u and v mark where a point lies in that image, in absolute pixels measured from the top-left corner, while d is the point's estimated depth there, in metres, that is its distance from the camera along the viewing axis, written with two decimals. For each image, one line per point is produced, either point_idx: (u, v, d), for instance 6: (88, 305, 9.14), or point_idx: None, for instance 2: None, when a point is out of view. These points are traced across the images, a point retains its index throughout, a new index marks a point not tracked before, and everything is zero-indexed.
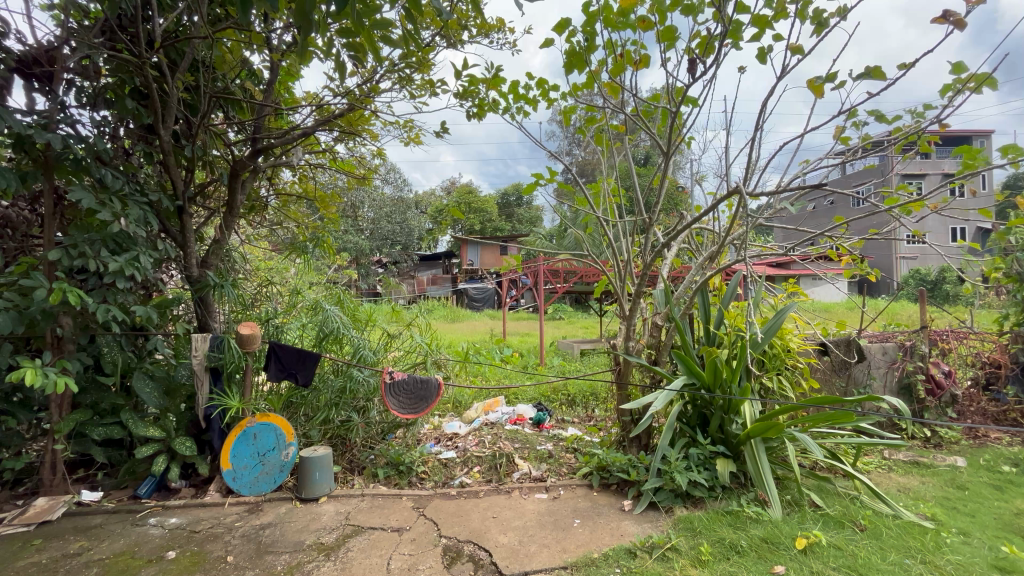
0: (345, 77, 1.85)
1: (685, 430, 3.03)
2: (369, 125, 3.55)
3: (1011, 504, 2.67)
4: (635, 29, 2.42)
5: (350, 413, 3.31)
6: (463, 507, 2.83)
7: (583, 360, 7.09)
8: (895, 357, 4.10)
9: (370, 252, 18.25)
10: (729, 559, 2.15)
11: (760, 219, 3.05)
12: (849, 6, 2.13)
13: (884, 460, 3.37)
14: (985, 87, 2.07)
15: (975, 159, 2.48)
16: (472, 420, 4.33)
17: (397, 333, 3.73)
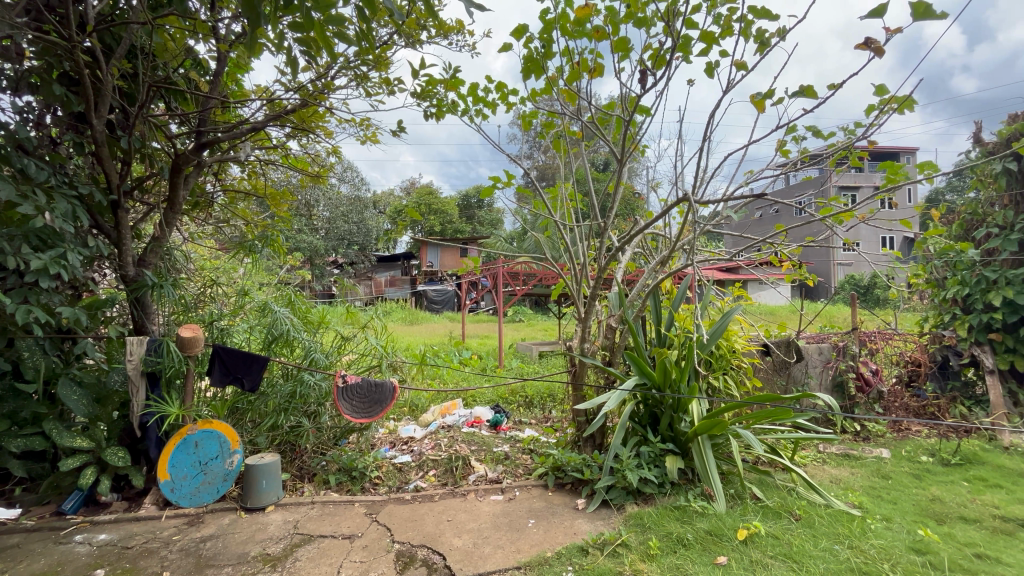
0: (296, 72, 1.80)
1: (637, 429, 3.13)
2: (324, 122, 3.45)
3: (927, 491, 2.91)
4: (591, 38, 2.47)
5: (300, 418, 3.20)
6: (418, 511, 2.80)
7: (541, 361, 7.17)
8: (830, 356, 4.39)
9: (325, 252, 17.74)
10: (676, 552, 2.23)
11: (709, 226, 3.19)
12: (788, 27, 2.27)
13: (819, 454, 3.60)
14: (905, 109, 2.25)
15: (897, 175, 2.70)
16: (429, 424, 4.29)
17: (351, 335, 3.61)
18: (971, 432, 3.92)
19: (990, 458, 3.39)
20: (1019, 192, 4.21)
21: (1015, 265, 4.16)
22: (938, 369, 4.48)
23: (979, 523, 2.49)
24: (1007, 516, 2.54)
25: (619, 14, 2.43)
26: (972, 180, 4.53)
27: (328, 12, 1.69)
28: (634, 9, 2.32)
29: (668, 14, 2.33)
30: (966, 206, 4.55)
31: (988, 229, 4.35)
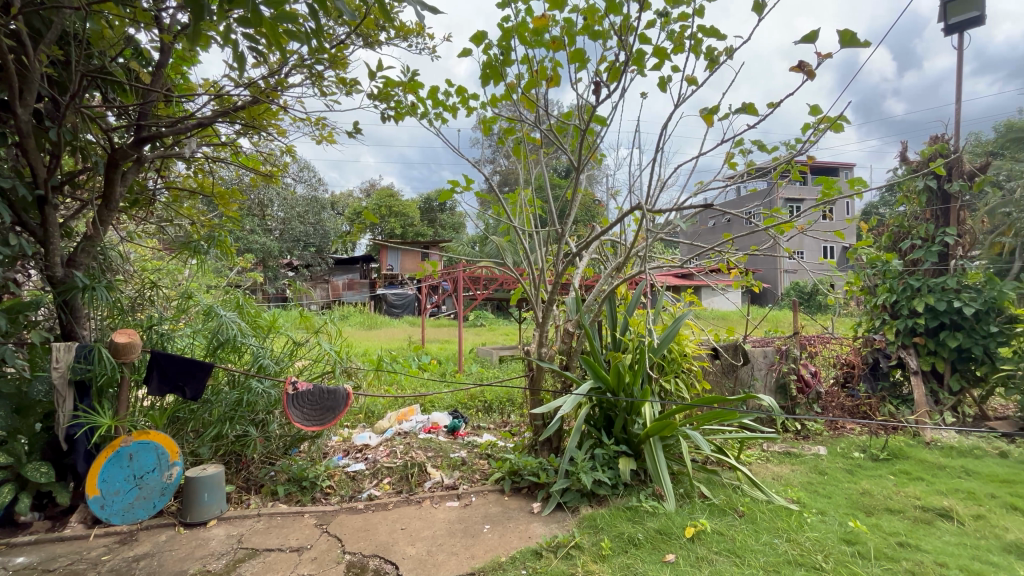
0: (243, 69, 1.72)
1: (592, 432, 3.18)
2: (276, 120, 3.29)
3: (858, 485, 3.11)
4: (549, 48, 2.52)
5: (247, 427, 3.06)
6: (371, 520, 2.74)
7: (501, 366, 7.18)
8: (773, 359, 4.63)
9: (279, 254, 17.12)
10: (627, 552, 2.28)
11: (662, 234, 3.30)
12: (734, 47, 2.40)
13: (763, 452, 3.78)
14: (836, 128, 2.42)
15: (832, 189, 2.90)
16: (385, 430, 4.22)
17: (303, 340, 3.49)
18: (898, 429, 4.22)
19: (913, 453, 3.66)
20: (939, 208, 4.59)
21: (936, 274, 4.54)
22: (870, 370, 4.80)
23: (902, 513, 2.68)
24: (927, 506, 2.75)
25: (576, 26, 2.49)
26: (900, 196, 4.90)
27: (280, 8, 1.63)
28: (591, 22, 2.38)
29: (623, 28, 2.40)
30: (895, 219, 4.91)
31: (913, 241, 4.71)
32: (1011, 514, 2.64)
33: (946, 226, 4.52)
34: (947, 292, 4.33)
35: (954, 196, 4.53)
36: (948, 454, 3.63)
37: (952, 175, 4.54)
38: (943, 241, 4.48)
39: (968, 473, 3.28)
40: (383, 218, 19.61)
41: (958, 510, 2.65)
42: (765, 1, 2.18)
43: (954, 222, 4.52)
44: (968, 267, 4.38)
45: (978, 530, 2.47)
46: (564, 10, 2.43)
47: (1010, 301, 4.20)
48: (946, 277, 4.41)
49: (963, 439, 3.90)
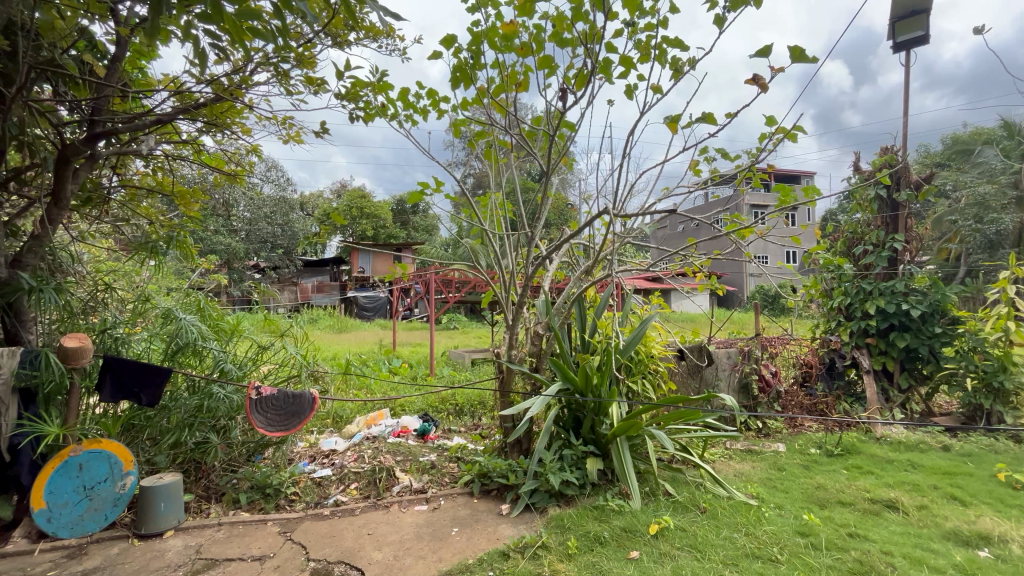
0: (206, 67, 1.63)
1: (561, 433, 3.23)
2: (241, 118, 3.15)
3: (813, 479, 3.25)
4: (518, 54, 2.55)
5: (208, 434, 2.96)
6: (336, 527, 2.70)
7: (472, 369, 7.18)
8: (737, 360, 4.78)
9: (245, 255, 16.64)
10: (592, 550, 2.32)
11: (629, 238, 3.38)
12: (698, 58, 2.49)
13: (726, 450, 3.90)
14: (791, 138, 2.54)
15: (788, 197, 3.03)
16: (353, 435, 4.16)
17: (268, 344, 3.40)
18: (851, 425, 4.42)
19: (865, 448, 3.85)
20: (889, 215, 4.84)
21: (886, 278, 4.79)
22: (827, 369, 5.01)
23: (853, 505, 2.82)
24: (875, 498, 2.89)
25: (545, 33, 2.53)
26: (854, 203, 5.15)
27: (244, 5, 1.60)
28: (559, 29, 2.42)
29: (591, 36, 2.45)
30: (849, 226, 5.16)
31: (865, 247, 4.96)
32: (951, 504, 2.81)
33: (894, 233, 4.78)
34: (896, 295, 4.58)
35: (902, 205, 4.79)
36: (896, 449, 3.84)
37: (900, 184, 4.80)
38: (892, 247, 4.74)
39: (913, 466, 3.47)
40: (354, 220, 19.30)
41: (904, 501, 2.80)
42: (725, 15, 2.28)
43: (902, 228, 4.78)
44: (914, 271, 4.64)
45: (921, 520, 2.62)
46: (533, 17, 2.47)
47: (952, 303, 4.47)
48: (895, 281, 4.66)
49: (910, 434, 4.13)
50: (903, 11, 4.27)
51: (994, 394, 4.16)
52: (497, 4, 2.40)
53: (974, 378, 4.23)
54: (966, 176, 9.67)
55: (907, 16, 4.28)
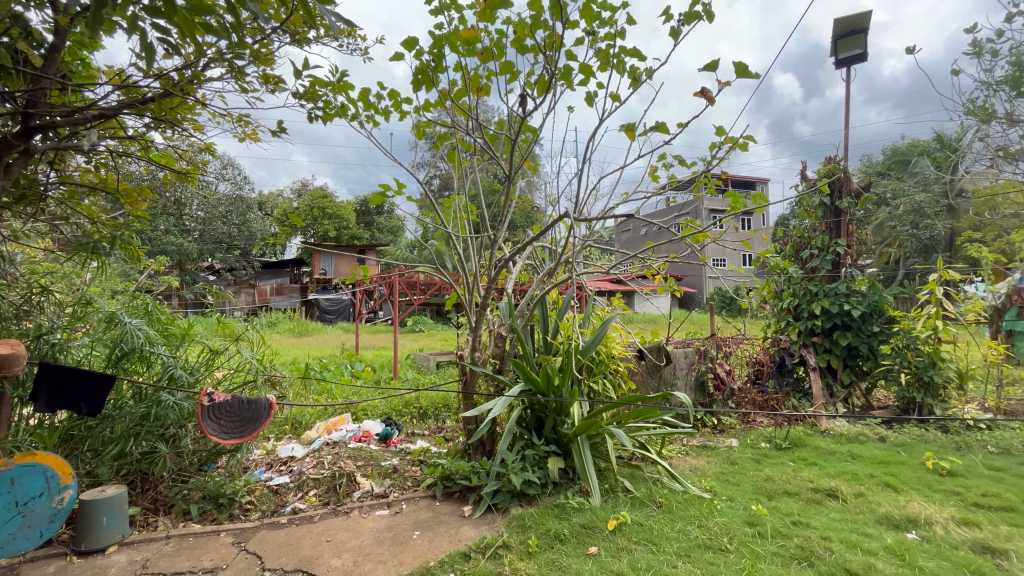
0: (153, 65, 1.49)
1: (523, 434, 3.26)
2: (192, 114, 2.96)
3: (762, 472, 3.42)
4: (479, 58, 2.58)
5: (155, 443, 2.83)
6: (294, 535, 2.63)
7: (437, 371, 7.13)
8: (694, 359, 4.96)
9: (198, 256, 15.94)
10: (553, 547, 2.37)
11: (590, 241, 3.45)
12: (654, 68, 2.59)
13: (683, 447, 4.05)
14: (739, 148, 2.68)
15: (738, 203, 3.18)
16: (313, 441, 4.07)
17: (222, 348, 3.28)
18: (799, 420, 4.67)
19: (810, 441, 4.07)
20: (832, 221, 5.13)
21: (830, 280, 5.08)
22: (777, 367, 5.27)
23: (798, 495, 2.98)
24: (818, 487, 3.07)
25: (507, 39, 2.56)
26: (802, 209, 5.42)
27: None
28: (521, 35, 2.45)
29: (552, 44, 2.50)
30: (796, 231, 5.45)
31: (812, 251, 5.24)
32: (885, 491, 3.01)
33: (837, 238, 5.08)
34: (839, 297, 4.88)
35: (843, 211, 5.09)
36: (838, 441, 4.08)
37: (842, 193, 5.09)
38: (835, 251, 5.04)
39: (853, 456, 3.70)
40: (316, 220, 18.82)
41: (843, 490, 2.99)
42: (680, 28, 2.38)
43: (844, 234, 5.08)
44: (855, 274, 4.95)
45: (858, 506, 2.80)
46: (495, 21, 2.50)
47: (888, 304, 4.80)
48: (838, 283, 4.96)
49: (851, 427, 4.39)
50: (845, 29, 4.55)
51: (925, 388, 4.48)
52: (460, 7, 2.42)
53: (907, 373, 4.55)
54: (904, 185, 10.34)
55: (848, 35, 4.57)
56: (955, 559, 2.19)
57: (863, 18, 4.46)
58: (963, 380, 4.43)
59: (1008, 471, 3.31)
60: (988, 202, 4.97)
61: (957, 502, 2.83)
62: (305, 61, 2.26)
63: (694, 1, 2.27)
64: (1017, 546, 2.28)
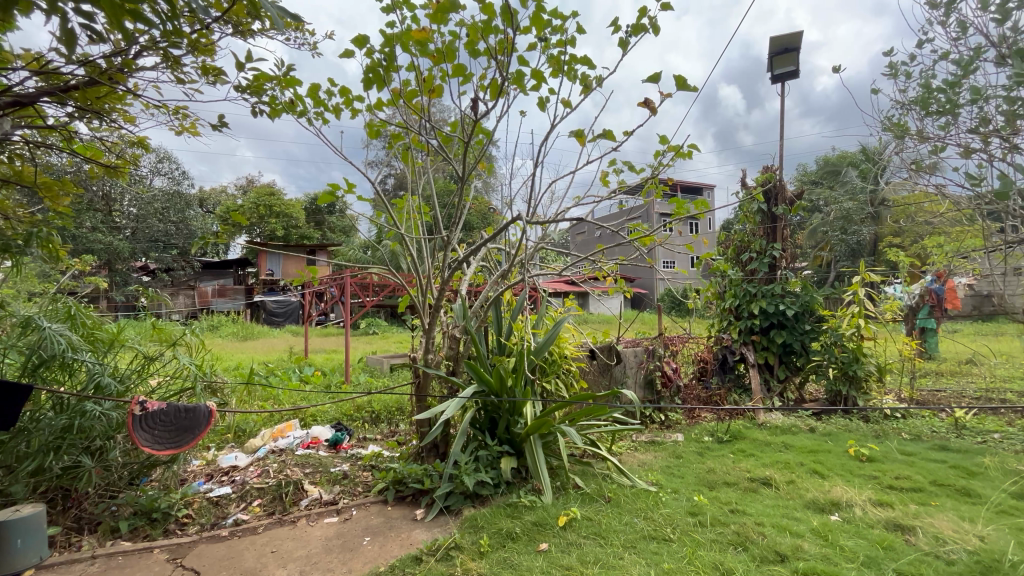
0: (75, 54, 1.37)
1: (476, 435, 3.27)
2: (122, 104, 2.73)
3: (705, 464, 3.60)
4: (432, 59, 2.57)
5: (79, 457, 2.63)
6: (235, 547, 2.53)
7: (390, 375, 7.01)
8: (643, 358, 5.13)
9: (130, 255, 14.85)
10: (504, 546, 2.40)
11: (542, 243, 3.50)
12: (603, 77, 2.68)
13: (632, 443, 4.19)
14: (682, 156, 2.82)
15: (683, 208, 3.33)
16: (257, 449, 3.91)
17: (157, 354, 3.09)
18: (739, 414, 4.93)
19: (748, 433, 4.32)
20: (769, 226, 5.45)
21: (767, 282, 5.39)
22: (720, 364, 5.55)
23: (736, 485, 3.16)
24: (754, 476, 3.27)
25: (459, 41, 2.56)
26: (742, 215, 5.73)
27: None
28: (473, 39, 2.46)
29: (504, 48, 2.53)
30: (737, 235, 5.75)
31: (751, 254, 5.54)
32: (813, 477, 3.25)
33: (773, 242, 5.41)
34: (775, 297, 5.21)
35: (779, 218, 5.42)
36: (773, 432, 4.36)
37: (777, 200, 5.44)
38: (771, 254, 5.38)
39: (786, 446, 3.96)
40: (262, 219, 18.03)
41: (777, 478, 3.20)
42: (628, 39, 2.47)
43: (779, 238, 5.41)
44: (789, 276, 5.28)
45: (788, 492, 3.01)
46: (448, 23, 2.50)
47: (818, 304, 5.16)
48: (775, 284, 5.28)
49: (785, 419, 4.69)
50: (778, 48, 4.88)
51: (849, 381, 4.86)
52: (412, 7, 2.40)
53: (835, 368, 4.92)
54: (833, 193, 11.12)
55: (781, 53, 4.89)
56: (871, 536, 2.40)
57: (795, 37, 4.79)
58: (882, 374, 4.84)
59: (918, 455, 3.65)
60: (904, 210, 5.44)
61: (875, 485, 3.09)
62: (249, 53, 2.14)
63: (640, 14, 2.37)
64: (923, 522, 2.52)
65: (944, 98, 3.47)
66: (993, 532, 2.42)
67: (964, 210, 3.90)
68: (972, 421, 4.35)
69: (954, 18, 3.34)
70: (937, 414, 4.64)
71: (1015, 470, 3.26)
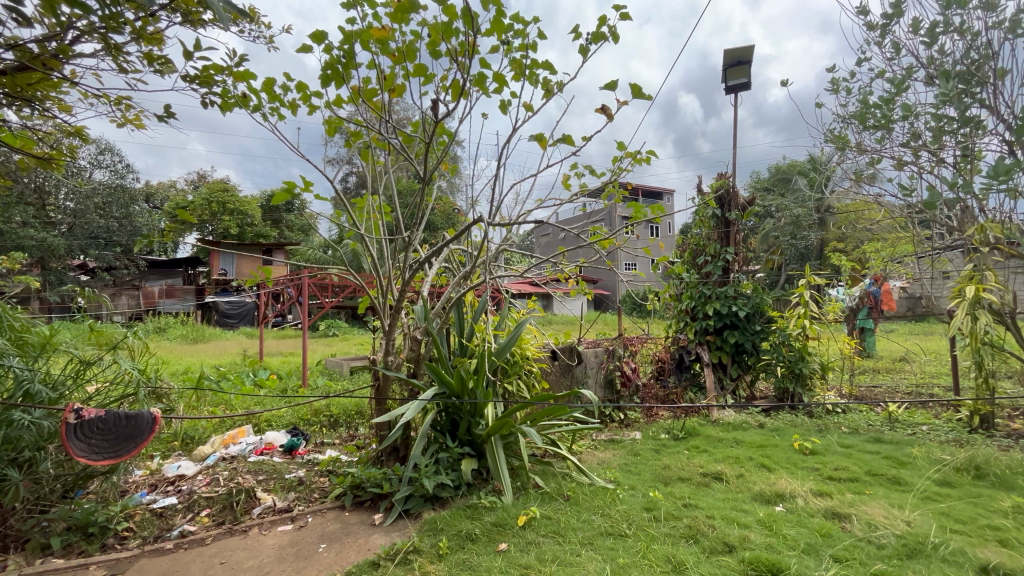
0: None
1: (437, 437, 3.25)
2: (57, 92, 2.54)
3: (661, 461, 3.72)
4: (392, 58, 2.54)
5: (6, 469, 2.42)
6: (181, 560, 2.42)
7: (350, 378, 6.86)
8: (603, 358, 5.24)
9: (66, 253, 13.88)
10: (463, 548, 2.40)
11: (503, 245, 3.51)
12: (564, 82, 2.73)
13: (591, 441, 4.27)
14: (639, 163, 2.90)
15: (640, 213, 3.42)
16: (206, 457, 3.75)
17: (95, 358, 2.89)
18: (694, 411, 5.12)
19: (702, 430, 4.49)
20: (722, 231, 5.67)
21: (720, 284, 5.61)
22: (676, 364, 5.76)
23: (689, 480, 3.28)
24: (706, 472, 3.40)
25: (420, 41, 2.54)
26: (698, 219, 5.94)
27: None
28: (435, 40, 2.45)
29: (465, 51, 2.53)
30: (693, 239, 5.94)
31: (705, 257, 5.74)
32: (761, 471, 3.41)
33: (727, 246, 5.63)
34: (728, 299, 5.44)
35: (732, 223, 5.66)
36: (726, 429, 4.54)
37: (730, 206, 5.67)
38: (725, 258, 5.60)
39: (737, 442, 4.13)
40: (214, 216, 17.25)
41: (727, 472, 3.34)
42: (588, 46, 2.53)
43: (732, 243, 5.63)
44: (741, 279, 5.51)
45: (737, 486, 3.15)
46: (409, 23, 2.48)
47: (767, 305, 5.42)
48: (728, 286, 5.51)
49: (737, 416, 4.91)
50: (732, 60, 5.10)
51: (795, 379, 5.13)
52: (372, 5, 2.37)
53: (783, 366, 5.18)
54: (783, 200, 11.69)
55: (734, 65, 5.11)
56: (811, 525, 2.54)
57: (747, 51, 5.03)
58: (825, 371, 5.13)
59: (856, 447, 3.89)
60: (845, 217, 5.78)
61: (816, 476, 3.28)
62: (199, 44, 2.03)
63: (600, 22, 2.43)
64: (858, 510, 2.70)
65: (880, 113, 3.75)
66: (918, 517, 2.61)
67: (897, 218, 4.19)
68: (903, 414, 4.68)
69: (889, 39, 3.60)
70: (873, 408, 4.97)
71: (939, 459, 3.53)
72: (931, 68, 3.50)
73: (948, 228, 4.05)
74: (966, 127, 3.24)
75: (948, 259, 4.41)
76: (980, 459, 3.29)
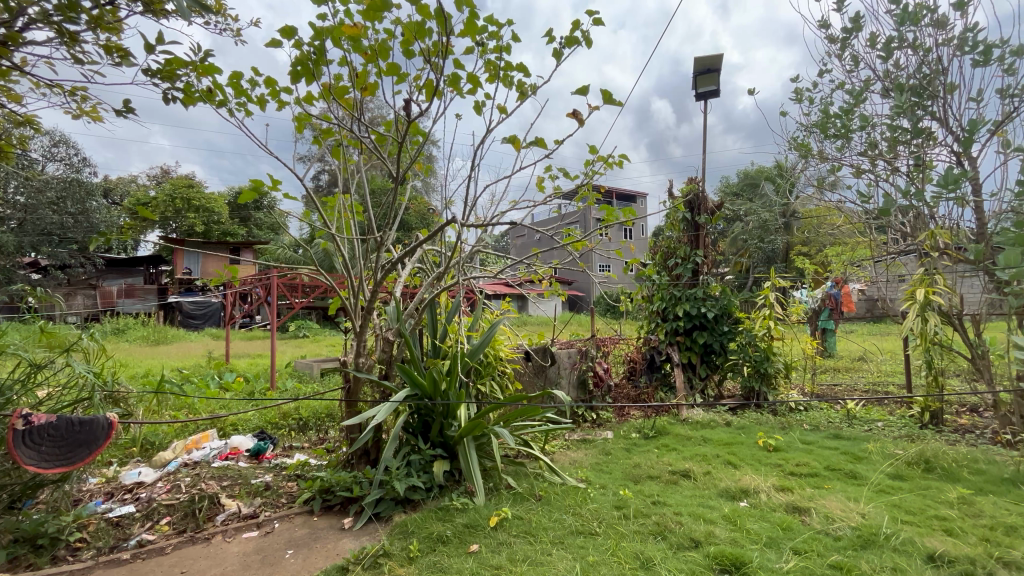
0: None
1: (409, 439, 3.22)
2: (7, 81, 2.41)
3: (632, 459, 3.78)
4: (365, 57, 2.51)
5: None
6: (138, 571, 2.32)
7: (320, 380, 6.73)
8: (576, 359, 5.29)
9: (16, 249, 13.14)
10: (434, 550, 2.38)
11: (476, 246, 3.51)
12: (538, 85, 2.75)
13: (564, 441, 4.31)
14: (609, 167, 2.95)
15: (612, 215, 3.47)
16: (167, 463, 3.61)
17: (47, 361, 2.73)
18: (664, 411, 5.23)
19: (672, 429, 4.58)
20: (692, 234, 5.81)
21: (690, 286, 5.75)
22: (647, 364, 5.87)
23: (658, 478, 3.34)
24: (675, 469, 3.47)
25: (393, 40, 2.52)
26: (669, 222, 6.08)
27: None
28: (409, 39, 2.43)
29: (439, 51, 2.52)
30: (664, 241, 6.06)
31: (676, 260, 5.87)
32: (727, 468, 3.51)
33: (696, 249, 5.78)
34: (697, 300, 5.57)
35: (701, 226, 5.80)
36: (694, 427, 4.66)
37: (699, 210, 5.81)
38: (694, 261, 5.74)
39: (705, 440, 4.24)
40: (179, 214, 16.64)
41: (694, 470, 3.42)
42: (561, 50, 2.56)
43: (701, 246, 5.78)
44: (710, 281, 5.66)
45: (704, 482, 3.23)
46: (383, 21, 2.46)
47: (734, 307, 5.59)
48: (697, 288, 5.65)
49: (705, 414, 5.03)
50: (702, 68, 5.23)
51: (760, 378, 5.30)
52: (345, 2, 2.34)
53: (748, 366, 5.35)
54: (751, 205, 12.06)
55: (705, 72, 5.25)
56: (773, 519, 2.63)
57: (717, 59, 5.17)
58: (788, 371, 5.31)
59: (816, 444, 4.05)
60: (809, 223, 5.99)
61: (778, 472, 3.40)
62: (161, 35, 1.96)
63: (573, 27, 2.46)
64: (817, 504, 2.80)
65: (840, 123, 3.91)
66: (872, 509, 2.73)
67: (855, 224, 4.38)
68: (860, 411, 4.89)
69: (849, 52, 3.76)
70: (833, 405, 5.17)
71: (892, 453, 3.70)
72: (887, 81, 3.68)
73: (902, 233, 4.26)
74: (918, 138, 3.42)
75: (902, 263, 4.64)
76: (929, 453, 3.47)
